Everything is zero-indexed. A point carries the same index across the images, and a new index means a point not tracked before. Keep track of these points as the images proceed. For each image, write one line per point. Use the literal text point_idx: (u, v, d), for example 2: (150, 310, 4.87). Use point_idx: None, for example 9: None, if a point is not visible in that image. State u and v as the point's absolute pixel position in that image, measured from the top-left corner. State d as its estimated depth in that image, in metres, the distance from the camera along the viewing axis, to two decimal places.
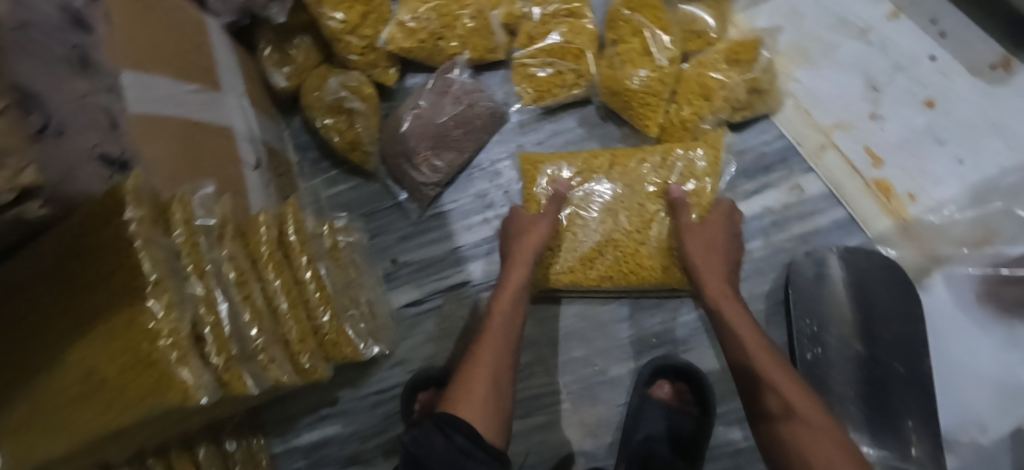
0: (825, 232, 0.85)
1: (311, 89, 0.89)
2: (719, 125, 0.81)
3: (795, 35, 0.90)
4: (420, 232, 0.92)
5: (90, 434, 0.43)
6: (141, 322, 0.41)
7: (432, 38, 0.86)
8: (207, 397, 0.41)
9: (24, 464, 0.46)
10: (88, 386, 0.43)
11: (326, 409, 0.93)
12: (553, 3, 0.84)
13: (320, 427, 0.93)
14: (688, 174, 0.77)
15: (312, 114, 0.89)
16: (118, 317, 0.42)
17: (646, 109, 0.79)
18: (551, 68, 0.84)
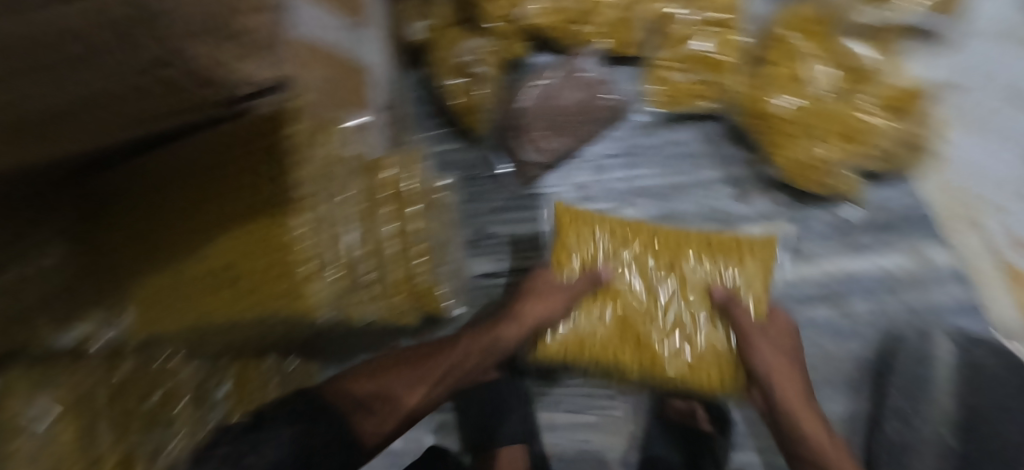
0: (941, 308, 0.80)
1: (441, 47, 0.89)
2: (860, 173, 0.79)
3: (966, 99, 0.80)
4: (513, 209, 0.92)
5: None
6: None
7: (570, 21, 0.85)
8: None
9: None
10: None
11: None
12: (707, 10, 0.81)
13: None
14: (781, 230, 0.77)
15: (438, 72, 0.89)
16: None
17: (783, 137, 0.77)
18: (690, 75, 0.83)
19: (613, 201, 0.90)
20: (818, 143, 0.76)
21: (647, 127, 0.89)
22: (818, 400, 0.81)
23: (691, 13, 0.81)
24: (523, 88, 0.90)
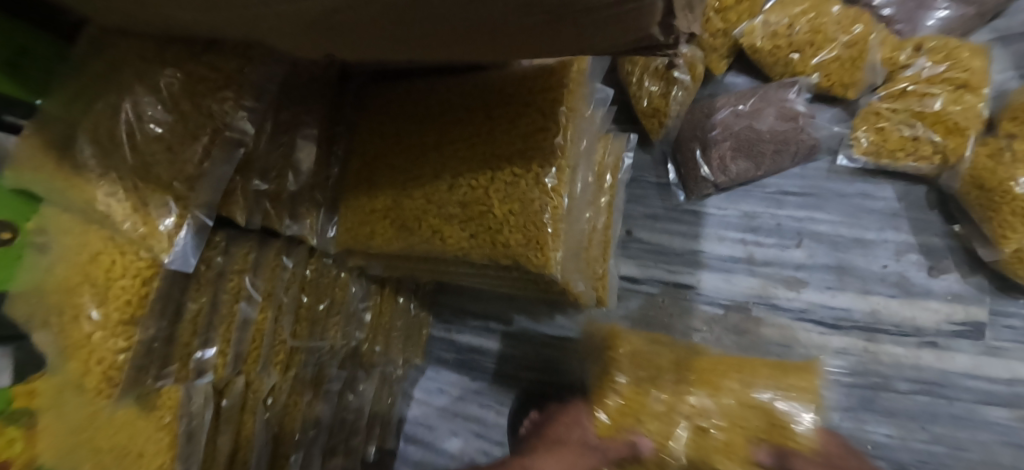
0: None
1: None
2: None
3: None
4: (672, 220, 0.91)
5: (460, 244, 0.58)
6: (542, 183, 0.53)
7: (790, 48, 0.83)
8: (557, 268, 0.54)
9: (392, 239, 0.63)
10: (473, 210, 0.57)
11: (496, 324, 0.97)
12: (949, 66, 0.76)
13: (484, 336, 0.97)
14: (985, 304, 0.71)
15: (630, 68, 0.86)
16: (523, 172, 0.54)
17: (1014, 220, 0.69)
18: (912, 130, 0.76)
19: (782, 239, 0.86)
20: None
21: (839, 173, 0.84)
22: None
23: (926, 67, 0.77)
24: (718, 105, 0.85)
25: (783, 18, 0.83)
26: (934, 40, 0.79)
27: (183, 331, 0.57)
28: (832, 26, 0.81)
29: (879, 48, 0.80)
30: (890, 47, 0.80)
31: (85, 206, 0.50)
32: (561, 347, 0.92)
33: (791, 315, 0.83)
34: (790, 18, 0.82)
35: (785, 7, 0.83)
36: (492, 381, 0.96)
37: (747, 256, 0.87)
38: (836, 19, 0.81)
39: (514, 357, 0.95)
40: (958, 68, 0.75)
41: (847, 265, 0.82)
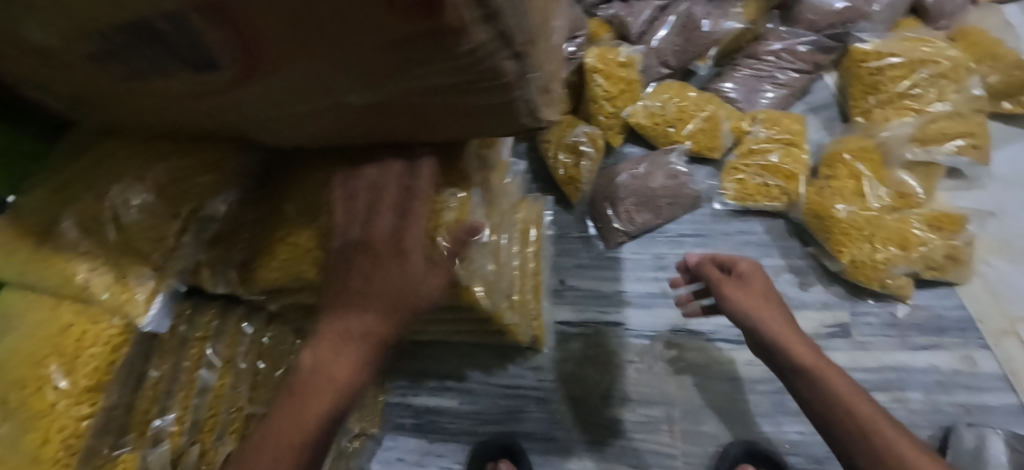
0: (990, 411, 0.82)
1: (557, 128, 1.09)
2: (909, 276, 0.88)
3: (1001, 230, 0.91)
4: (597, 268, 1.05)
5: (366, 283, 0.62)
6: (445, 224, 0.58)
7: (665, 124, 1.06)
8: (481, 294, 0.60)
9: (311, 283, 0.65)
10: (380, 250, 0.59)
11: (451, 382, 1.03)
12: (778, 131, 1.00)
13: (440, 396, 1.02)
14: (861, 263, 0.87)
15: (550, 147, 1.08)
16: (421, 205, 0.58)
17: (843, 238, 0.88)
18: (762, 179, 0.98)
19: None
20: (876, 249, 0.86)
21: (722, 216, 1.03)
22: None
23: (763, 133, 1.01)
24: (619, 170, 1.06)
25: (655, 101, 1.07)
26: (765, 112, 1.04)
27: (143, 399, 0.57)
28: (692, 107, 1.05)
29: (729, 120, 1.04)
30: (736, 119, 1.04)
31: (59, 282, 0.52)
32: (514, 392, 0.98)
33: (704, 337, 0.95)
34: (661, 101, 1.06)
35: (658, 94, 1.08)
36: (454, 440, 0.98)
37: (661, 291, 1.00)
38: (694, 101, 1.06)
39: (472, 411, 0.99)
40: (784, 132, 1.00)
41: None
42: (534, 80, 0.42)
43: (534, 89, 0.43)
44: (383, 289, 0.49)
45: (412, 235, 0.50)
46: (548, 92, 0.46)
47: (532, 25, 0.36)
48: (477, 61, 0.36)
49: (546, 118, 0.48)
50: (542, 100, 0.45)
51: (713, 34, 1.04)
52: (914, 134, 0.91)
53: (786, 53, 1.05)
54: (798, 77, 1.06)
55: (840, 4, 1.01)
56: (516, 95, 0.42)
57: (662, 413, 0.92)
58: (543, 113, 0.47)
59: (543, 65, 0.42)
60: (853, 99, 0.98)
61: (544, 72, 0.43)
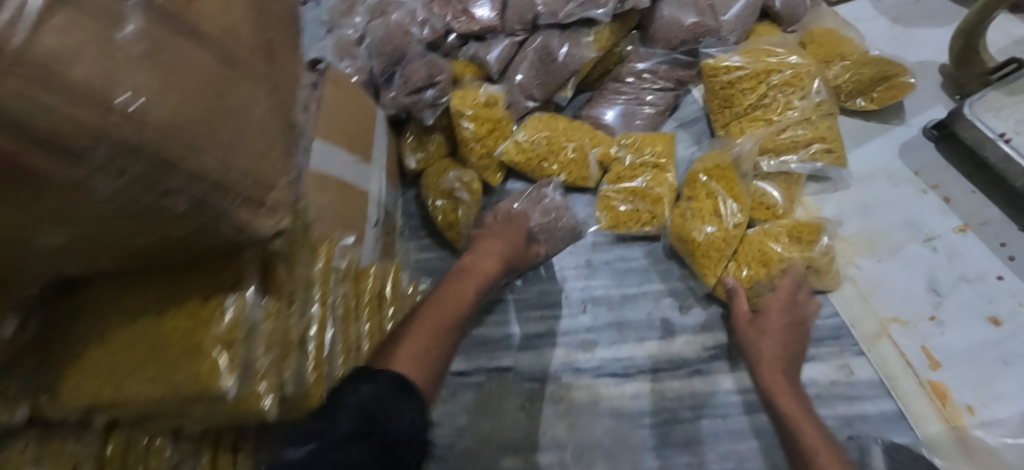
0: (870, 420, 0.79)
1: (434, 175, 1.08)
2: None
3: (862, 228, 0.90)
4: (486, 311, 1.02)
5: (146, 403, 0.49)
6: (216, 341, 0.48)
7: (538, 158, 1.04)
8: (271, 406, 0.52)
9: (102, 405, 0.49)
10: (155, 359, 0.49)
11: None
12: (645, 154, 0.99)
13: None
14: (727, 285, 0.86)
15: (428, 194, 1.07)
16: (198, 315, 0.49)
17: (706, 260, 0.87)
18: (631, 205, 0.98)
19: (571, 309, 0.99)
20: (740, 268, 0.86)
21: (600, 245, 1.02)
22: None
23: (629, 158, 1.00)
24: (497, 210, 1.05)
25: (525, 136, 1.04)
26: (634, 136, 1.02)
27: None
28: (561, 139, 1.03)
29: (596, 148, 1.02)
30: (604, 145, 1.02)
31: None
32: None
33: (592, 374, 0.93)
34: (531, 136, 1.03)
35: (528, 128, 1.04)
36: None
37: (548, 331, 0.98)
38: (563, 133, 1.04)
39: None
40: (651, 155, 0.99)
41: (623, 320, 0.95)
42: (216, 192, 0.34)
43: (228, 201, 0.36)
44: (506, 243, 0.92)
45: (513, 233, 0.93)
46: (264, 201, 0.39)
47: (166, 141, 0.30)
48: (112, 190, 0.29)
49: (272, 227, 0.40)
50: (247, 211, 0.38)
51: (569, 65, 1.02)
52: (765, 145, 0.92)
53: (647, 74, 1.05)
54: (663, 95, 1.06)
55: (692, 19, 0.99)
56: (206, 211, 0.35)
57: (554, 459, 0.88)
58: (260, 224, 0.39)
59: (231, 173, 0.36)
60: (715, 115, 1.00)
61: (241, 180, 0.36)
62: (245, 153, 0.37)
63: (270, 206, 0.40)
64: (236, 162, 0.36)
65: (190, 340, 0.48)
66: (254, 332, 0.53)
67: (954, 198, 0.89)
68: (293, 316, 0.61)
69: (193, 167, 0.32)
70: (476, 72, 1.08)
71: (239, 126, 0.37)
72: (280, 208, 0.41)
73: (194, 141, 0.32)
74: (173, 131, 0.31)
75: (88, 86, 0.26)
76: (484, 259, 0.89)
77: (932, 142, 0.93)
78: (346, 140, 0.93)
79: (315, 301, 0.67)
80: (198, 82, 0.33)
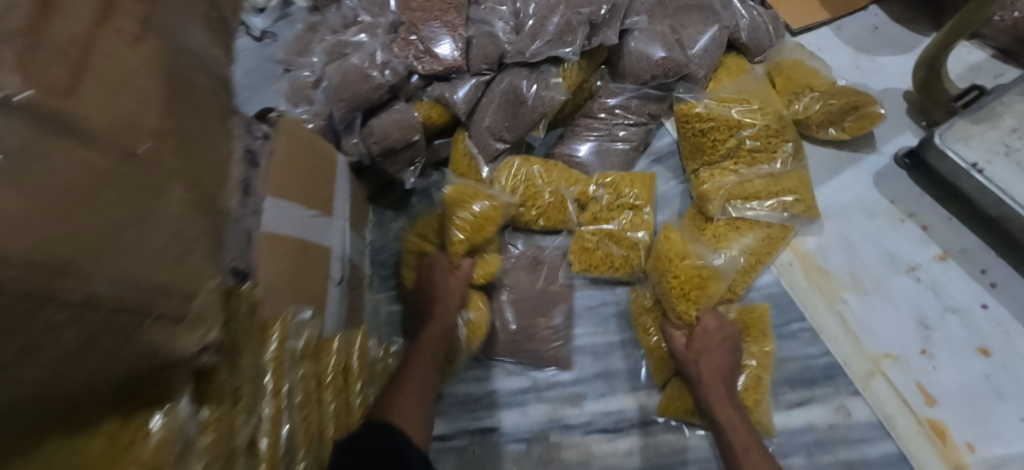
0: (873, 465, 0.77)
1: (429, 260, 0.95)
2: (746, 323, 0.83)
3: (847, 263, 0.89)
4: (465, 368, 0.94)
5: None
6: None
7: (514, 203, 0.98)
8: None
9: None
10: None
11: None
12: (625, 193, 0.96)
13: None
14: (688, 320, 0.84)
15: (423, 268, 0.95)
16: None
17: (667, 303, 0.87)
18: (606, 247, 0.94)
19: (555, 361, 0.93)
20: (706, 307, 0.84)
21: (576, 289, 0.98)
22: None
23: (608, 200, 0.96)
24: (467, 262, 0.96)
25: (503, 177, 0.98)
26: (617, 174, 0.98)
27: None
28: (537, 184, 0.97)
29: (572, 187, 0.98)
30: (581, 184, 0.98)
31: None
32: None
33: (582, 430, 0.87)
34: (508, 177, 0.98)
35: (507, 168, 0.99)
36: None
37: (533, 385, 0.92)
38: (540, 179, 0.98)
39: None
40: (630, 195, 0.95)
41: (611, 372, 0.91)
42: (123, 318, 0.30)
43: (137, 321, 0.31)
44: (449, 301, 0.89)
45: (456, 285, 0.90)
46: (180, 323, 0.36)
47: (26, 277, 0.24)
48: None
49: (197, 343, 0.37)
50: (162, 333, 0.34)
51: (539, 107, 0.98)
52: (738, 191, 0.90)
53: (619, 109, 1.01)
54: (637, 130, 1.03)
55: (661, 54, 0.96)
56: (114, 336, 0.30)
57: None
58: (181, 344, 0.36)
59: (140, 291, 0.31)
60: (687, 158, 0.98)
61: (152, 298, 0.32)
62: (151, 261, 0.32)
63: (193, 321, 0.37)
64: (144, 282, 0.31)
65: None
66: (190, 449, 0.48)
67: (931, 226, 0.89)
68: (237, 421, 0.55)
69: (77, 297, 0.27)
70: (443, 113, 1.02)
71: (141, 233, 0.31)
72: (203, 322, 0.38)
73: (69, 264, 0.26)
74: (39, 260, 0.25)
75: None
76: (438, 315, 0.87)
77: (905, 169, 0.93)
78: (304, 197, 0.84)
79: (266, 392, 0.60)
80: (81, 195, 0.27)
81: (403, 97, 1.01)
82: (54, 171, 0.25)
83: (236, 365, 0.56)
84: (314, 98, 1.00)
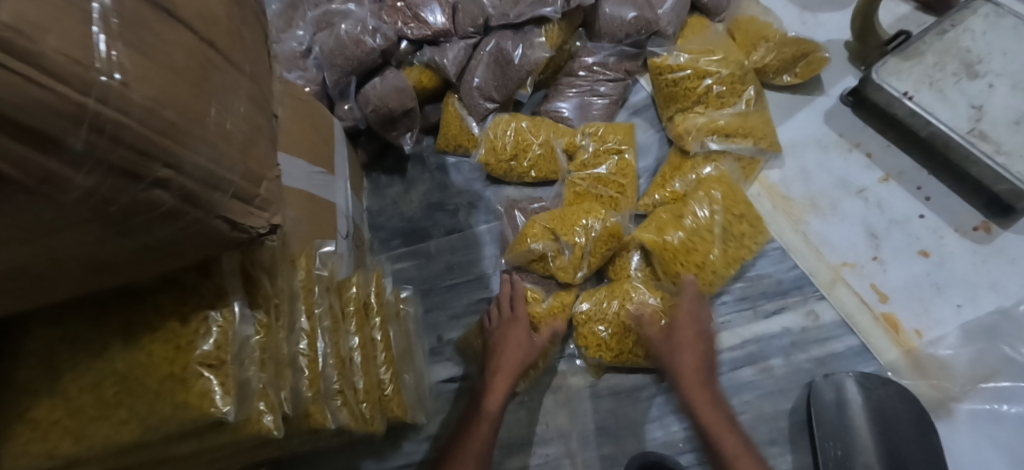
0: (840, 357, 0.89)
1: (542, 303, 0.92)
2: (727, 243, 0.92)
3: (805, 190, 1.01)
4: (471, 313, 1.01)
5: (123, 441, 0.47)
6: (195, 344, 0.48)
7: (508, 158, 1.05)
8: (271, 419, 0.51)
9: (131, 431, 0.47)
10: (130, 377, 0.47)
11: None
12: (608, 141, 1.03)
13: None
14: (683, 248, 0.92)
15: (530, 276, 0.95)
16: (184, 325, 0.48)
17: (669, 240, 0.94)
18: (595, 190, 1.01)
19: None
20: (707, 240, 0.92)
21: None
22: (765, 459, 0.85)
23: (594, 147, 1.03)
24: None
25: (492, 134, 1.07)
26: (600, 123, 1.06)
27: None
28: (528, 137, 1.05)
29: (561, 139, 1.05)
30: (569, 136, 1.05)
31: None
32: None
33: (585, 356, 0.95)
34: (500, 133, 1.06)
35: (499, 126, 1.07)
36: None
37: None
38: (528, 132, 1.05)
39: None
40: (614, 143, 1.02)
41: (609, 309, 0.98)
42: (207, 191, 0.36)
43: (218, 197, 0.37)
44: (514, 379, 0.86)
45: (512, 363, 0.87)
46: (252, 203, 0.41)
47: (147, 129, 0.30)
48: (91, 187, 0.30)
49: (263, 224, 0.42)
50: (238, 212, 0.40)
51: (525, 66, 1.04)
52: (711, 127, 0.98)
53: (597, 67, 1.10)
54: (614, 86, 1.11)
55: (633, 14, 1.04)
56: (200, 209, 0.36)
57: (562, 448, 0.89)
58: (253, 223, 0.41)
59: (221, 171, 0.37)
60: (661, 110, 1.09)
61: (229, 175, 0.38)
62: (232, 145, 0.38)
63: (261, 206, 0.42)
64: (223, 160, 0.37)
65: (170, 365, 0.47)
66: (247, 346, 0.52)
67: (874, 153, 1.02)
68: (281, 333, 0.58)
69: (187, 167, 0.34)
70: (433, 77, 1.07)
71: (223, 126, 0.38)
72: (270, 207, 0.43)
73: (179, 130, 0.33)
74: (159, 119, 0.31)
75: (68, 71, 0.26)
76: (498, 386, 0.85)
77: (849, 107, 1.06)
78: (309, 155, 0.86)
79: (301, 314, 0.64)
80: (181, 78, 0.34)
81: (394, 62, 1.04)
82: (162, 53, 0.33)
83: (274, 280, 0.59)
84: (305, 65, 1.03)
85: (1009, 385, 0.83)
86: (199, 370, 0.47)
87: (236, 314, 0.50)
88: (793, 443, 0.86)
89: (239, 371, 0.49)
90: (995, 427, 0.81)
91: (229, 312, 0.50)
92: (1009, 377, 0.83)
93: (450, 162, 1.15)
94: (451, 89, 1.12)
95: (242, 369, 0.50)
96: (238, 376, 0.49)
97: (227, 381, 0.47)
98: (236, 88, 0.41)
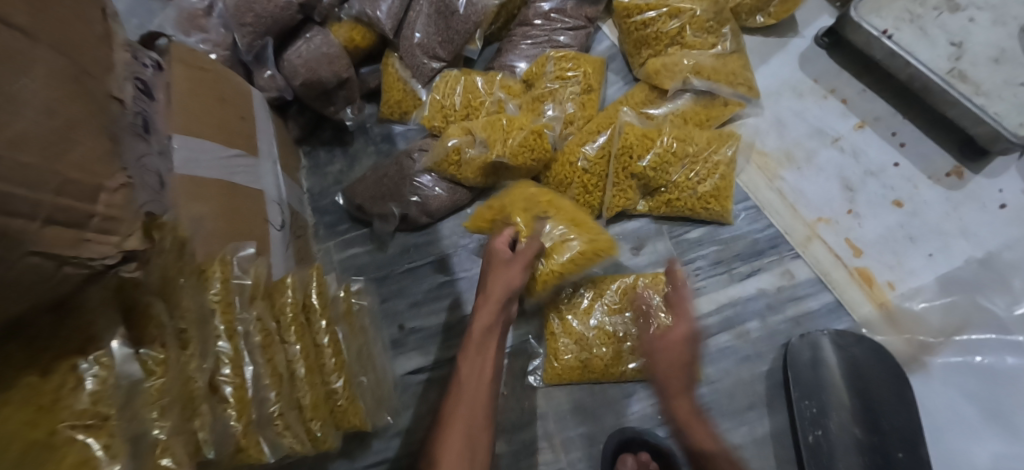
0: (816, 315, 0.86)
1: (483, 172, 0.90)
2: (706, 179, 0.88)
3: (781, 141, 0.95)
4: (432, 298, 0.93)
5: None
6: (64, 401, 0.37)
7: (459, 117, 0.94)
8: None
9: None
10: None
11: None
12: (572, 85, 0.92)
13: None
14: (663, 158, 0.85)
15: (464, 172, 0.89)
16: (48, 381, 0.37)
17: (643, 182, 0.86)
18: (568, 138, 0.92)
19: None
20: (680, 167, 0.87)
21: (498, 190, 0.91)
22: (743, 424, 0.82)
23: (557, 88, 0.92)
24: (414, 168, 0.92)
25: (440, 94, 0.95)
26: (561, 52, 0.95)
27: None
28: (481, 95, 0.93)
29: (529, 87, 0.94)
30: (537, 76, 0.93)
31: None
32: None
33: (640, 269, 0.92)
34: (446, 93, 0.94)
35: (446, 80, 0.95)
36: None
37: None
38: (481, 89, 0.94)
39: None
40: (579, 88, 0.92)
41: None
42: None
43: (21, 226, 0.27)
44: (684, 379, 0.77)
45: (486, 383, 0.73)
46: (87, 227, 0.31)
47: None
48: None
49: (108, 253, 0.32)
50: (65, 242, 0.30)
51: (471, 16, 0.90)
52: (689, 70, 0.89)
53: (555, 13, 0.98)
54: (575, 34, 0.99)
55: None
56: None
57: (537, 431, 0.85)
58: (92, 252, 0.31)
59: (16, 190, 0.26)
60: (632, 58, 0.98)
61: (38, 196, 0.28)
62: (30, 152, 0.27)
63: (101, 229, 0.32)
64: (8, 172, 0.26)
65: (32, 432, 0.36)
66: (136, 391, 0.42)
67: (850, 99, 0.96)
68: (190, 364, 0.49)
69: None
70: (366, 34, 0.93)
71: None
72: (117, 228, 0.33)
73: None
74: None
75: None
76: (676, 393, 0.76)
77: (825, 49, 0.99)
78: (218, 133, 0.72)
79: (220, 335, 0.54)
80: None
81: (317, 18, 0.89)
82: None
83: (173, 303, 0.48)
84: (209, 25, 0.85)
85: (981, 336, 0.82)
86: (72, 434, 0.37)
87: (117, 355, 0.41)
88: (769, 407, 0.84)
89: (128, 424, 0.41)
90: (965, 377, 0.81)
91: (105, 357, 0.40)
92: (978, 327, 0.83)
93: (396, 130, 1.03)
94: (389, 47, 0.97)
95: (133, 420, 0.41)
96: (129, 430, 0.40)
97: (112, 442, 0.39)
98: (33, 72, 0.29)
